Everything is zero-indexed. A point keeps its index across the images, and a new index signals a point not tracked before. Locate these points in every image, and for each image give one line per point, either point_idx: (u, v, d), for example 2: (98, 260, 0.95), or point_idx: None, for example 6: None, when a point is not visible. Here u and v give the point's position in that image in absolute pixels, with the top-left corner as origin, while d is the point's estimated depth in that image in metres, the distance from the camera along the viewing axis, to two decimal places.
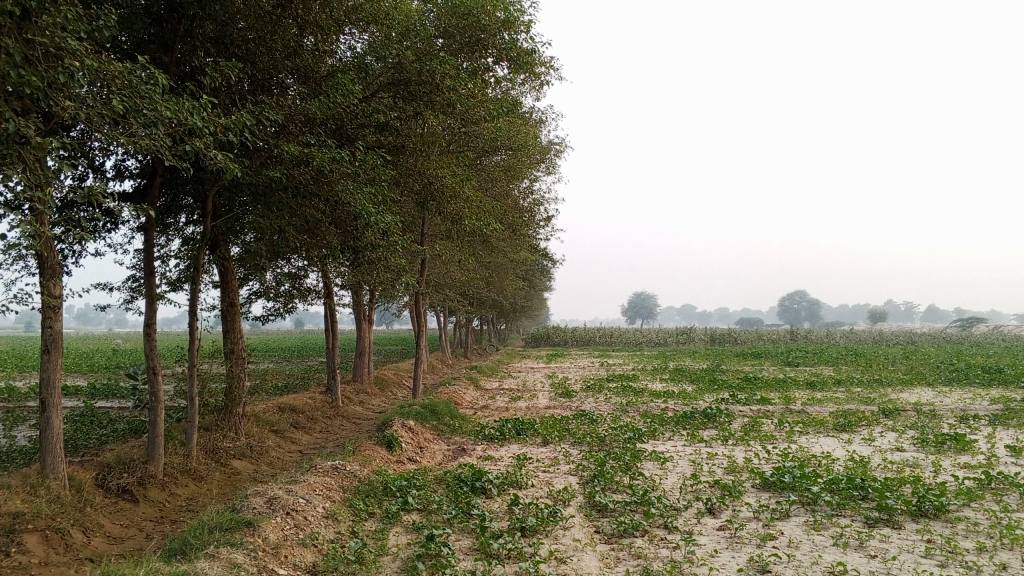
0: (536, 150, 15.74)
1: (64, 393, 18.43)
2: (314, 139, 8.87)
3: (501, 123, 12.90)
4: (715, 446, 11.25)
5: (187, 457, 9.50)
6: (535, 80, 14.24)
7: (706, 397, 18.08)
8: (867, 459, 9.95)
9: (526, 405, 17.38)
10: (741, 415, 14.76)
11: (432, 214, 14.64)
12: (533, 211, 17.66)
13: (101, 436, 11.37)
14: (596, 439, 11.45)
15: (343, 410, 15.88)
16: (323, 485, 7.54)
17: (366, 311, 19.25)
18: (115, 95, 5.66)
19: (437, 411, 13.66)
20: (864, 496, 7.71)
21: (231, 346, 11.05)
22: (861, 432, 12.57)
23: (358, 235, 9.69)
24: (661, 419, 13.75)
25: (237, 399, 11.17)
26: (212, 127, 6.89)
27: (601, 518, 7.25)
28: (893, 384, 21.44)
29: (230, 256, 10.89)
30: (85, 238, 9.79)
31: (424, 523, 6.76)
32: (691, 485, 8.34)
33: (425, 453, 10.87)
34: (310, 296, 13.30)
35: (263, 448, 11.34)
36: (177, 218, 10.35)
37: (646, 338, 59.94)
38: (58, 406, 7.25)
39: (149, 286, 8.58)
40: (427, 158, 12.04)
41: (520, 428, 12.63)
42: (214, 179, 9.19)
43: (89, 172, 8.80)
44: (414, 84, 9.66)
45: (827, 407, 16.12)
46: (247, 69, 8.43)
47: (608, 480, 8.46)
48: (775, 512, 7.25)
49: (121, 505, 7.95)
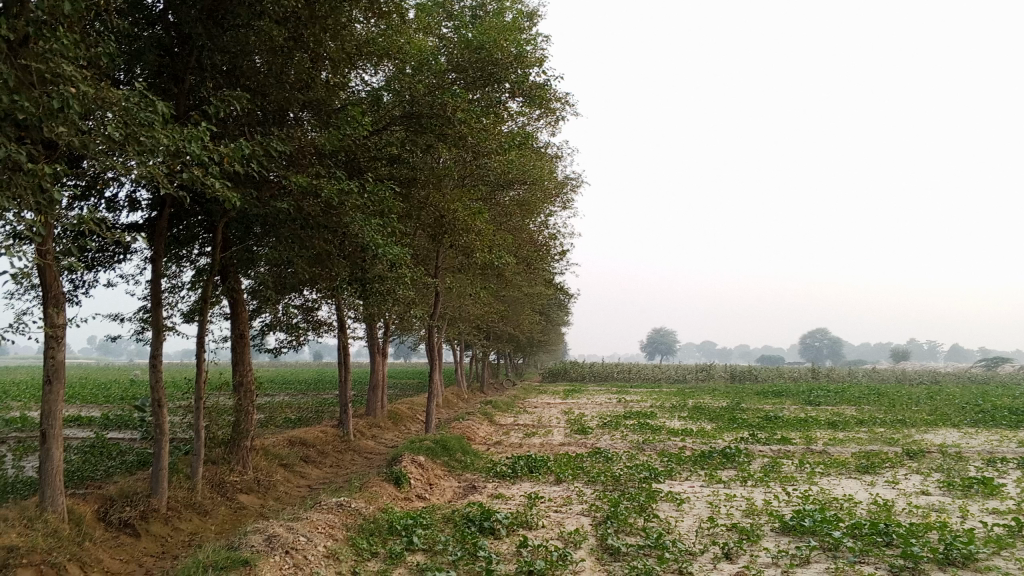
0: (552, 185, 15.63)
1: (77, 424, 18.38)
2: (325, 171, 8.79)
3: (515, 157, 12.82)
4: (733, 487, 10.93)
5: (191, 491, 9.32)
6: (551, 115, 14.18)
7: (725, 436, 17.70)
8: (891, 502, 9.61)
9: (541, 441, 17.12)
10: (760, 455, 14.41)
11: (446, 247, 14.52)
12: (549, 246, 17.50)
13: (108, 468, 11.24)
14: (610, 479, 11.17)
15: (355, 444, 15.69)
16: (326, 523, 7.34)
17: (380, 345, 19.09)
18: (118, 122, 5.59)
19: (448, 446, 13.43)
20: (888, 542, 7.38)
21: (240, 379, 10.92)
22: (884, 475, 12.19)
23: (368, 266, 9.56)
24: (678, 458, 13.43)
25: (244, 433, 10.99)
26: (220, 157, 6.82)
27: (613, 562, 6.99)
28: (918, 424, 20.94)
29: (241, 288, 10.80)
30: (96, 269, 9.72)
31: (428, 565, 6.53)
32: (708, 529, 8.04)
33: (435, 491, 10.64)
34: (323, 329, 13.18)
35: (271, 483, 11.15)
36: (188, 249, 10.28)
37: (665, 375, 59.41)
38: (59, 438, 7.11)
39: (156, 316, 8.47)
40: (441, 191, 11.95)
41: (532, 465, 12.37)
42: (224, 210, 9.11)
43: (100, 201, 8.76)
44: (425, 118, 9.44)
45: (850, 447, 15.72)
46: (257, 101, 8.35)
47: (621, 522, 8.19)
48: (794, 558, 6.94)
49: (121, 540, 7.77)
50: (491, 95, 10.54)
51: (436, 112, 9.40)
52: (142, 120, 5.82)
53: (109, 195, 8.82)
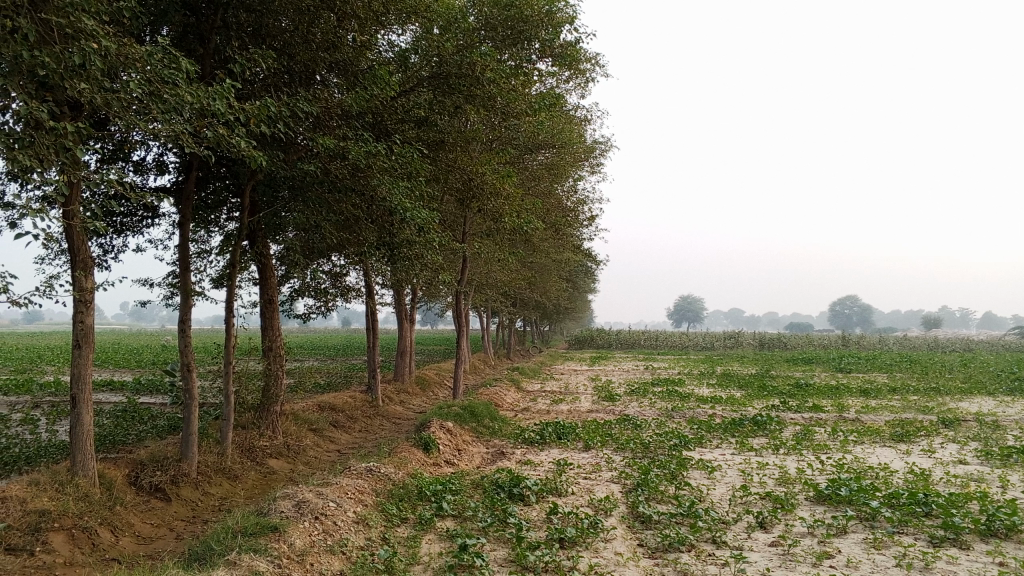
0: (581, 148, 15.35)
1: (110, 389, 18.60)
2: (351, 133, 8.62)
3: (544, 119, 12.56)
4: (765, 455, 10.76)
5: (221, 456, 9.35)
6: (580, 76, 13.86)
7: (755, 403, 17.51)
8: (928, 471, 9.40)
9: (569, 408, 17.03)
10: (792, 422, 14.21)
11: (473, 212, 14.36)
12: (577, 211, 17.25)
13: (140, 432, 11.33)
14: (639, 446, 11.04)
15: (383, 409, 15.70)
16: (355, 488, 7.29)
17: (408, 311, 19.05)
18: (140, 80, 5.45)
19: (476, 412, 13.38)
20: (927, 513, 7.21)
21: (269, 344, 10.91)
22: (919, 443, 11.97)
23: (395, 231, 9.42)
24: (709, 425, 13.29)
25: (274, 397, 11.00)
26: (246, 117, 6.69)
27: (645, 530, 6.89)
28: (952, 392, 20.62)
29: (269, 253, 10.73)
30: (125, 233, 9.69)
31: (458, 531, 6.45)
32: (740, 497, 7.92)
33: (464, 456, 10.60)
34: (351, 294, 13.13)
35: (301, 448, 11.17)
36: (216, 214, 10.21)
37: (693, 341, 59.15)
38: (89, 402, 7.11)
39: (184, 281, 8.42)
40: (468, 154, 11.75)
41: (561, 432, 12.28)
42: (251, 173, 8.99)
43: (127, 165, 8.69)
44: (454, 77, 9.28)
45: (883, 415, 15.48)
46: (282, 61, 8.18)
47: (652, 489, 8.07)
48: (831, 528, 6.80)
49: (152, 503, 7.81)
50: (520, 54, 10.29)
51: (465, 72, 9.22)
52: (164, 78, 5.69)
53: (136, 158, 8.75)
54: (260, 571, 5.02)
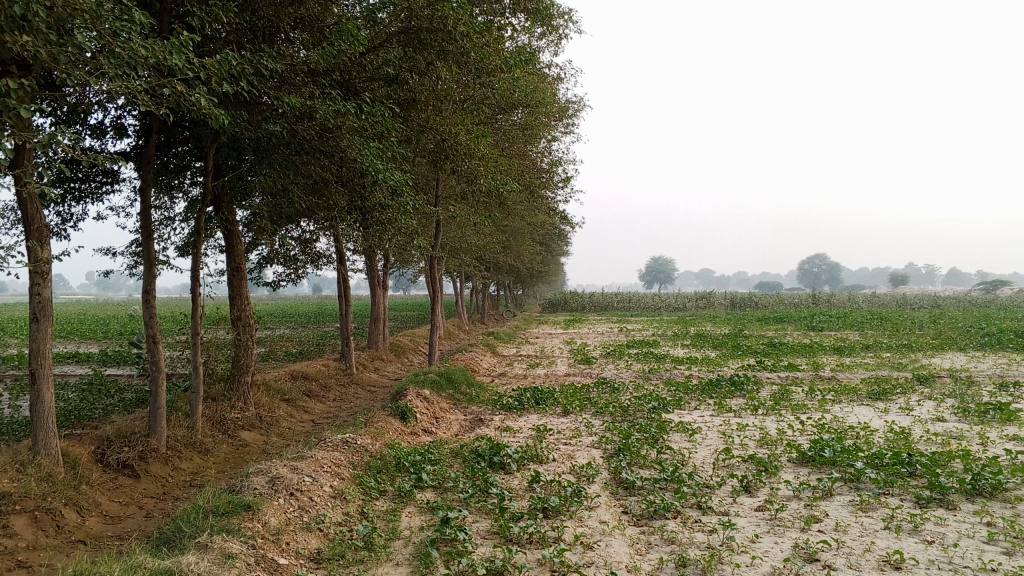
0: (555, 108, 15.02)
1: (76, 361, 18.22)
2: (319, 91, 8.25)
3: (518, 77, 12.21)
4: (744, 416, 10.69)
5: (191, 430, 9.07)
6: (553, 33, 13.49)
7: (731, 364, 17.52)
8: (908, 430, 9.38)
9: (545, 372, 16.92)
10: (769, 382, 14.20)
11: (446, 174, 14.02)
12: (551, 172, 16.96)
13: (107, 406, 11.01)
14: (619, 409, 10.91)
15: (357, 377, 15.50)
16: (332, 461, 7.07)
17: (380, 277, 18.80)
18: (88, 35, 5.06)
19: (453, 379, 13.18)
20: (912, 473, 7.16)
21: (238, 314, 10.60)
22: (897, 401, 11.99)
23: (366, 194, 9.11)
24: (686, 387, 13.22)
25: (245, 368, 10.70)
26: (206, 73, 6.33)
27: (629, 497, 6.73)
28: (925, 348, 20.81)
29: (235, 219, 10.36)
30: (84, 200, 9.28)
31: (439, 503, 6.26)
32: (723, 461, 7.80)
33: (442, 424, 10.42)
34: (323, 261, 12.82)
35: (274, 419, 10.93)
36: (180, 179, 9.81)
37: (664, 303, 59.50)
38: (50, 378, 6.80)
39: (147, 250, 8.06)
40: (440, 113, 11.40)
41: (539, 397, 12.13)
42: (214, 136, 8.61)
43: (84, 129, 8.29)
44: (425, 32, 8.91)
45: (858, 373, 15.52)
46: (246, 17, 7.76)
47: (634, 454, 7.93)
48: (816, 491, 6.72)
49: (120, 481, 7.55)
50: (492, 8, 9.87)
51: (437, 26, 8.83)
52: (115, 33, 5.31)
53: (93, 122, 8.34)
54: (233, 555, 4.80)
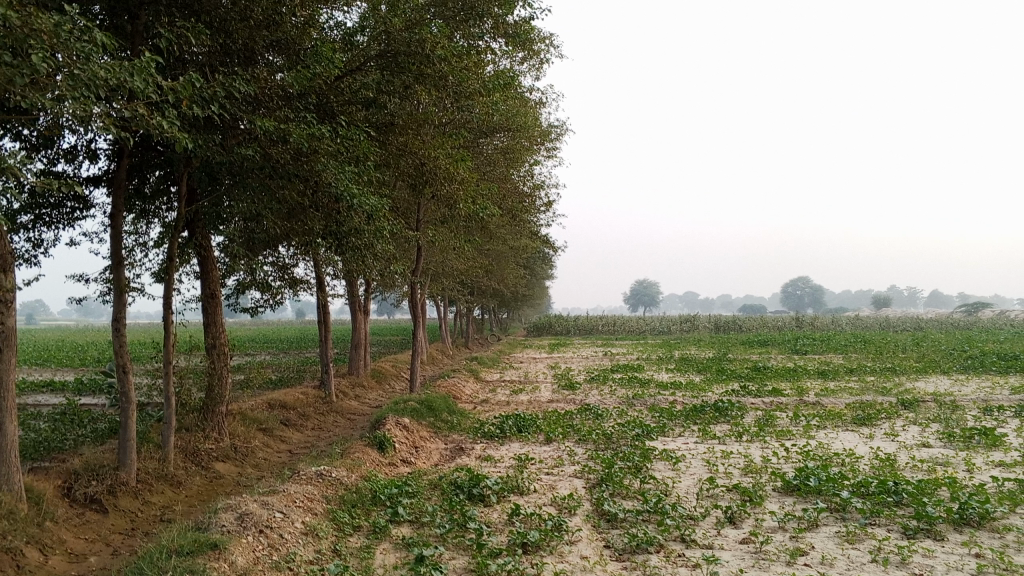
0: (536, 132, 14.96)
1: (51, 389, 17.88)
2: (293, 115, 8.14)
3: (498, 100, 12.15)
4: (729, 443, 10.55)
5: (163, 462, 8.83)
6: (533, 57, 13.48)
7: (716, 388, 17.39)
8: (894, 457, 9.27)
9: (528, 398, 16.73)
10: (754, 407, 14.07)
11: (427, 198, 13.92)
12: (534, 196, 16.88)
13: (78, 437, 10.74)
14: (602, 437, 10.74)
15: (338, 405, 15.25)
16: (304, 495, 6.86)
17: (362, 302, 18.61)
18: (45, 57, 4.92)
19: (434, 406, 12.97)
20: (898, 502, 7.03)
21: (213, 341, 10.38)
22: (881, 426, 11.90)
23: (342, 220, 8.97)
24: (671, 413, 13.08)
25: (220, 397, 10.46)
26: (173, 97, 6.21)
27: (611, 530, 6.56)
28: (909, 371, 20.80)
29: (210, 245, 10.18)
30: (54, 225, 9.09)
31: (415, 539, 6.07)
32: (708, 490, 7.64)
33: (421, 454, 10.22)
34: (302, 288, 12.62)
35: (249, 449, 10.68)
36: (154, 204, 9.63)
37: (649, 326, 59.50)
38: (13, 410, 6.55)
39: (117, 276, 7.87)
40: (420, 137, 11.30)
41: (521, 424, 11.94)
42: (188, 160, 8.46)
43: (54, 153, 8.13)
44: (402, 55, 8.86)
45: (842, 398, 15.42)
46: (219, 39, 7.64)
47: (617, 485, 7.75)
48: (802, 521, 6.58)
49: (88, 516, 7.31)
50: (470, 32, 9.78)
51: (414, 50, 8.78)
52: (77, 56, 5.17)
53: (64, 146, 8.18)
54: None
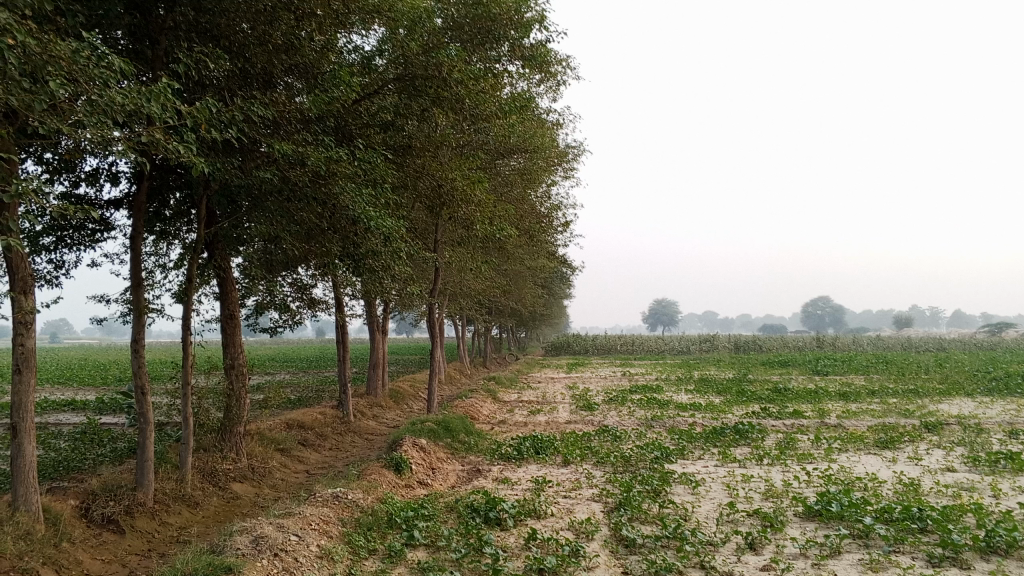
0: (554, 152, 14.98)
1: (72, 408, 18.00)
2: (311, 138, 8.19)
3: (515, 122, 12.17)
4: (749, 467, 10.43)
5: (180, 482, 8.83)
6: (551, 79, 13.52)
7: (736, 410, 17.22)
8: (918, 481, 9.11)
9: (546, 419, 16.64)
10: (774, 430, 13.91)
11: (445, 219, 13.95)
12: (551, 216, 16.87)
13: (97, 456, 10.78)
14: (620, 460, 10.65)
15: (356, 425, 15.24)
16: (320, 518, 6.84)
17: (380, 322, 18.64)
18: (65, 81, 4.97)
19: (451, 427, 12.92)
20: (923, 529, 6.90)
21: (231, 361, 10.42)
22: (905, 450, 11.71)
23: (359, 241, 8.98)
24: (690, 435, 12.95)
25: (238, 417, 10.47)
26: (192, 121, 6.26)
27: (629, 555, 6.47)
28: (932, 393, 20.49)
29: (230, 266, 10.23)
30: (76, 247, 9.18)
31: (430, 563, 6.01)
32: (728, 515, 7.54)
33: (438, 475, 10.18)
34: (320, 308, 12.66)
35: (267, 470, 10.67)
36: (174, 226, 9.70)
37: (668, 346, 59.16)
38: (31, 431, 6.58)
39: (137, 298, 7.92)
40: (437, 158, 11.34)
41: (539, 446, 11.86)
42: (208, 182, 8.52)
43: (76, 175, 8.23)
44: (420, 79, 8.93)
45: (865, 420, 15.22)
46: (238, 64, 7.71)
47: (635, 509, 7.65)
48: (824, 548, 6.46)
49: (104, 537, 7.32)
50: (488, 55, 9.84)
51: (431, 73, 8.84)
52: (97, 80, 5.23)
53: (86, 168, 8.28)
54: None
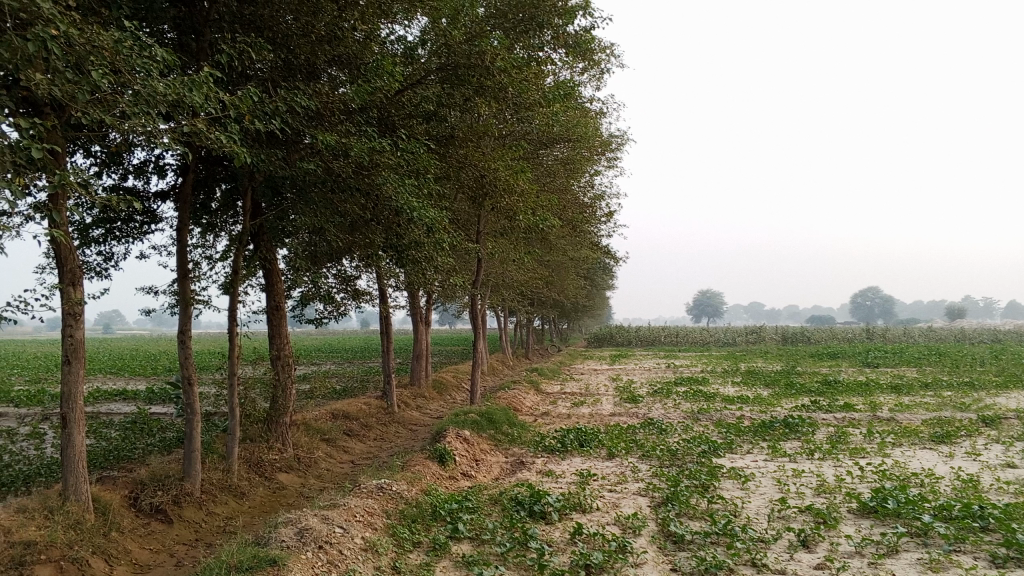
0: (597, 141, 14.80)
1: (123, 398, 18.34)
2: (355, 129, 8.13)
3: (559, 111, 12.02)
4: (799, 461, 10.18)
5: (227, 473, 8.88)
6: (594, 67, 13.34)
7: (784, 403, 16.89)
8: (977, 478, 8.80)
9: (590, 411, 16.47)
10: (825, 423, 13.59)
11: (487, 210, 13.86)
12: (595, 206, 16.69)
13: (146, 446, 10.93)
14: (666, 453, 10.47)
15: (400, 416, 15.26)
16: (364, 510, 6.81)
17: (423, 313, 18.67)
18: (109, 71, 4.97)
19: (494, 419, 12.85)
20: (984, 528, 6.64)
21: (277, 352, 10.46)
22: (962, 445, 11.34)
23: (403, 232, 8.91)
24: (738, 428, 12.71)
25: (283, 408, 10.52)
26: (235, 111, 6.23)
27: (678, 552, 6.32)
28: (989, 386, 19.89)
29: (275, 257, 10.26)
30: (124, 239, 9.28)
31: (475, 558, 5.93)
32: (779, 511, 7.34)
33: (481, 467, 10.12)
34: (364, 299, 12.66)
35: (312, 460, 10.71)
36: (220, 218, 9.75)
37: (713, 338, 58.47)
38: (81, 421, 6.64)
39: (183, 289, 7.95)
40: (480, 149, 11.24)
41: (583, 438, 11.74)
42: (252, 173, 8.53)
43: (124, 168, 8.30)
44: (462, 68, 8.86)
45: (919, 414, 14.80)
46: (282, 55, 7.69)
47: (683, 505, 7.49)
48: (880, 547, 6.25)
49: (152, 527, 7.38)
50: (531, 43, 9.71)
51: (474, 62, 8.78)
52: (139, 71, 5.22)
53: (134, 161, 8.35)
54: None
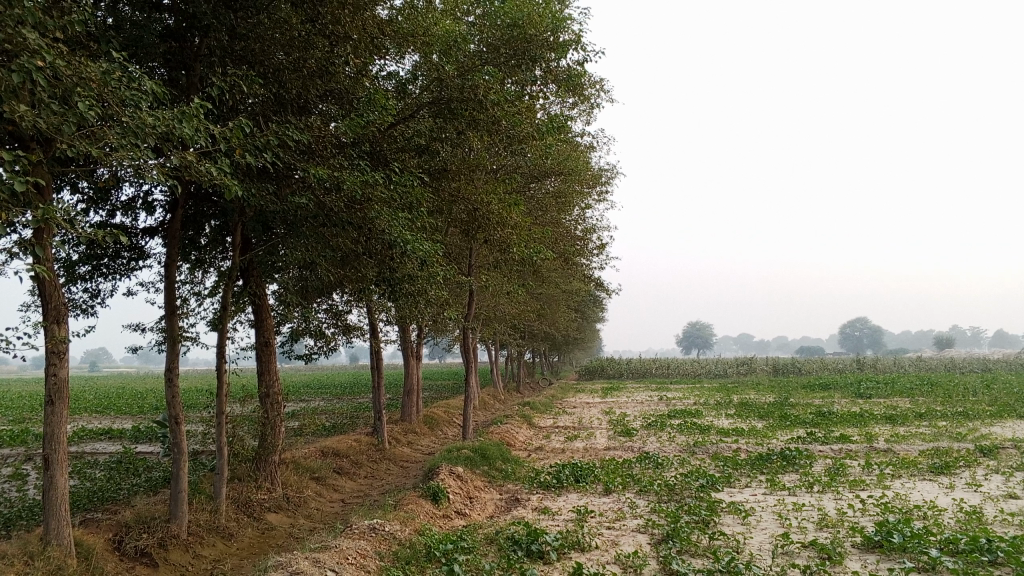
0: (588, 174, 14.77)
1: (109, 437, 18.00)
2: (347, 162, 8.04)
3: (550, 143, 11.98)
4: (799, 495, 10.01)
5: (214, 514, 8.65)
6: (584, 101, 13.33)
7: (780, 435, 16.72)
8: (980, 510, 8.66)
9: (584, 446, 16.26)
10: (822, 455, 13.44)
11: (479, 243, 13.76)
12: (586, 239, 16.63)
13: (131, 487, 10.67)
14: (664, 488, 10.29)
15: (390, 452, 15.01)
16: (357, 552, 6.61)
17: (414, 348, 18.48)
18: (96, 103, 4.86)
19: (488, 455, 12.64)
20: (993, 562, 6.48)
21: (266, 390, 10.26)
22: (961, 476, 11.21)
23: (395, 266, 8.78)
24: (735, 461, 12.54)
25: (272, 446, 10.29)
26: (225, 144, 6.13)
27: None
28: (984, 415, 19.81)
29: (265, 293, 10.11)
30: (111, 276, 9.12)
31: None
32: (782, 547, 7.16)
33: (475, 505, 9.90)
34: (355, 334, 12.49)
35: (301, 500, 10.48)
36: (209, 253, 9.61)
37: (704, 369, 58.36)
38: (64, 463, 6.42)
39: (171, 326, 7.79)
40: (472, 182, 11.16)
41: (578, 474, 11.54)
42: (242, 208, 8.42)
43: (112, 204, 8.19)
44: (456, 101, 8.75)
45: (916, 444, 14.66)
46: (273, 88, 7.60)
47: (684, 542, 7.31)
48: None
49: (137, 571, 7.14)
50: (524, 76, 9.57)
51: (467, 95, 8.69)
52: (126, 103, 5.12)
53: (122, 198, 8.24)
54: None
